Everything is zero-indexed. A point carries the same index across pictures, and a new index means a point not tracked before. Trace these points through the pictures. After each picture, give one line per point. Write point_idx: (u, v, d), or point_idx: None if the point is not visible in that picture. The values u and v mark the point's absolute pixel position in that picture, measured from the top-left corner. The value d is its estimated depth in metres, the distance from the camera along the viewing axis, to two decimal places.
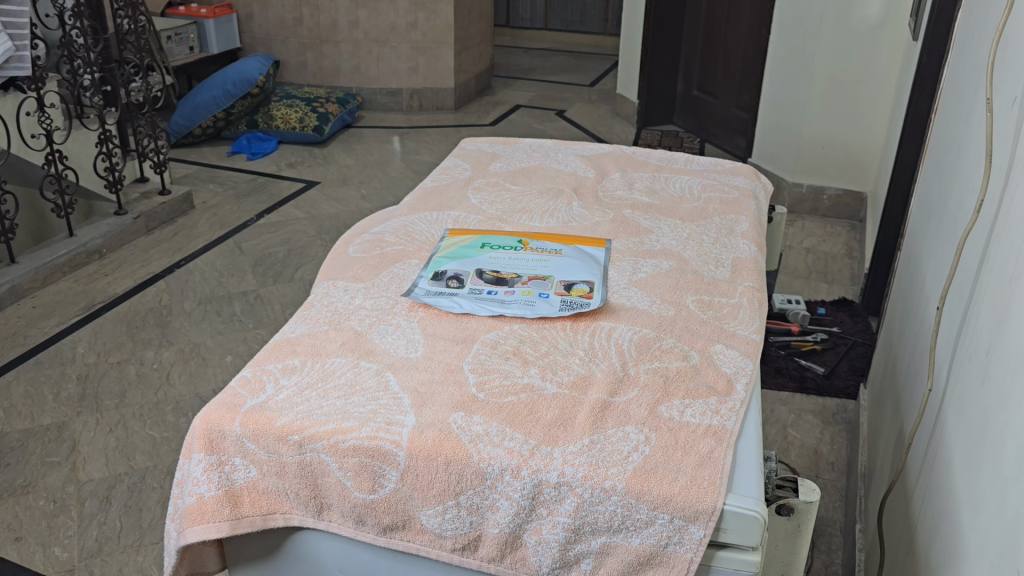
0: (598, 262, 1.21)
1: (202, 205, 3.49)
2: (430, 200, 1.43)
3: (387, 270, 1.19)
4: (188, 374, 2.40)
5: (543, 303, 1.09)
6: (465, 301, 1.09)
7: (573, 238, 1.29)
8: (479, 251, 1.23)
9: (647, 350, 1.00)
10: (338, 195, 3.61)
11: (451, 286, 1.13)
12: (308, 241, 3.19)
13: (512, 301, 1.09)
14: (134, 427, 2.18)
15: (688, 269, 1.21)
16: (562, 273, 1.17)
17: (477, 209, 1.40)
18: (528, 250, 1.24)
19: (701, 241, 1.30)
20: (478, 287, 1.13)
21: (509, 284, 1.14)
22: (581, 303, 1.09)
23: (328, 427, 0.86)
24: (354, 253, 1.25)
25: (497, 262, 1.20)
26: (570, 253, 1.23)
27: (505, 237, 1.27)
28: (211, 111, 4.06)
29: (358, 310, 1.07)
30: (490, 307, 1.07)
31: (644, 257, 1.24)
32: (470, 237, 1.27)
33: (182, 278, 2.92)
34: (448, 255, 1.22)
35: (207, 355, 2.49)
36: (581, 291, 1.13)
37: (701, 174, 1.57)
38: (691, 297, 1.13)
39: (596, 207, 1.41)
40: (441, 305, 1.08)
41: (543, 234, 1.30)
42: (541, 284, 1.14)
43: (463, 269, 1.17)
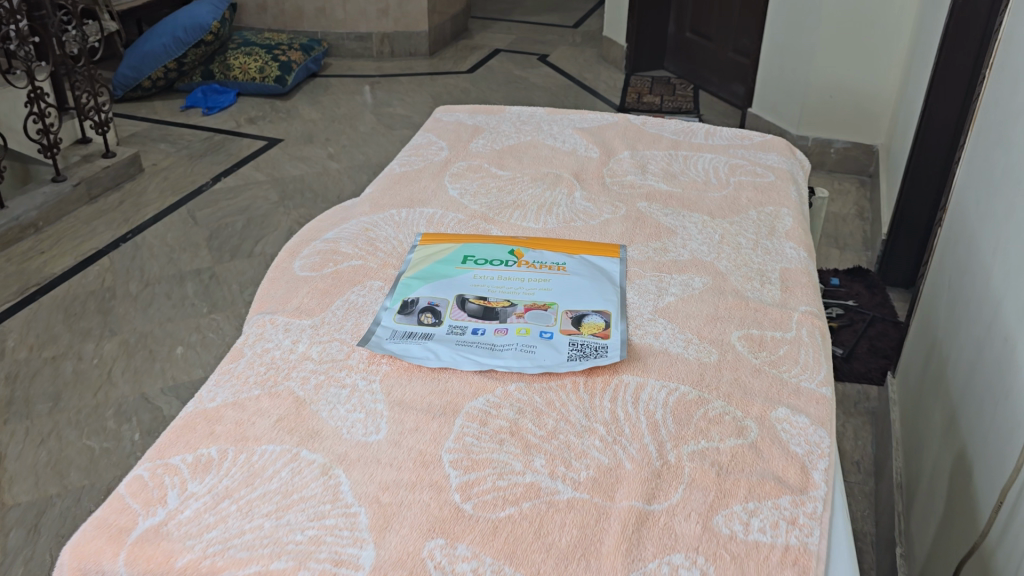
0: (612, 281, 0.95)
1: (152, 168, 3.18)
2: (397, 193, 1.15)
3: (340, 297, 0.92)
4: (132, 371, 2.14)
5: (546, 349, 0.83)
6: (443, 348, 0.82)
7: (578, 245, 1.03)
8: (459, 269, 0.96)
9: (688, 422, 0.74)
10: (303, 154, 3.31)
11: (424, 323, 0.87)
12: (270, 208, 2.90)
13: (507, 345, 0.83)
14: (69, 436, 1.93)
15: (727, 288, 0.95)
16: (568, 301, 0.91)
17: (456, 204, 1.12)
18: (523, 265, 0.97)
19: (738, 246, 1.04)
20: (460, 325, 0.87)
21: (501, 318, 0.88)
22: (597, 349, 0.83)
23: (251, 570, 0.60)
24: (301, 272, 0.98)
25: (483, 285, 0.93)
26: (575, 269, 0.97)
27: (492, 247, 1.01)
28: (161, 61, 3.71)
29: (300, 364, 0.81)
30: (478, 356, 0.81)
31: (670, 272, 0.97)
32: (447, 249, 1.01)
33: (128, 254, 2.63)
34: (419, 274, 0.95)
35: (155, 348, 2.22)
36: (594, 327, 0.86)
37: (726, 151, 1.30)
38: (737, 333, 0.87)
39: (603, 198, 1.14)
40: (413, 355, 0.81)
41: (538, 239, 1.03)
42: (542, 318, 0.88)
43: (439, 297, 0.91)
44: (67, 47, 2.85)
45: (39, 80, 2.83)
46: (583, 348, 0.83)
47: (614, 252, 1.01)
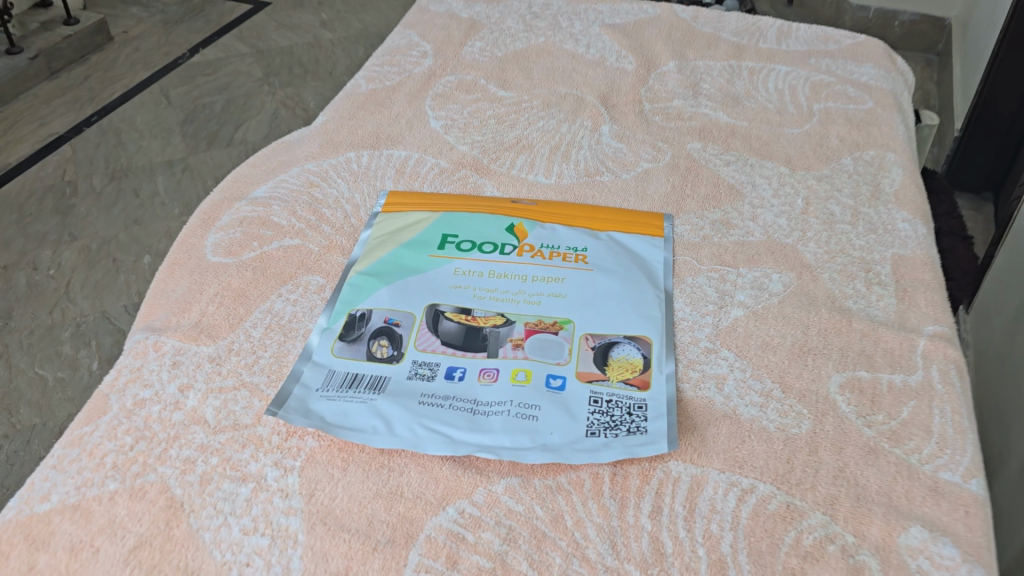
0: (654, 279, 0.66)
1: (121, 36, 2.80)
2: (360, 125, 0.84)
3: (260, 307, 0.64)
4: (92, 285, 1.85)
5: (554, 411, 0.55)
6: (400, 409, 0.55)
7: (606, 213, 0.73)
8: (433, 259, 0.67)
9: (772, 564, 0.48)
10: (292, 21, 2.92)
11: (374, 361, 0.59)
12: (253, 87, 2.55)
13: (495, 404, 0.56)
14: (18, 363, 1.67)
15: (821, 295, 0.65)
16: (590, 317, 0.62)
17: (437, 145, 0.81)
18: (527, 252, 0.68)
19: (830, 218, 0.72)
20: (428, 361, 0.59)
21: (490, 349, 0.60)
22: (628, 417, 0.55)
23: None
24: (212, 257, 0.69)
25: (466, 287, 0.65)
26: (601, 257, 0.68)
27: (482, 219, 0.71)
28: None
29: (184, 437, 0.55)
30: (452, 427, 0.54)
31: (737, 265, 0.68)
32: (420, 221, 0.71)
33: (93, 141, 2.31)
34: (375, 268, 0.67)
35: (120, 257, 1.93)
36: (625, 369, 0.58)
37: (806, 60, 0.96)
38: (839, 380, 0.59)
39: (640, 134, 0.82)
40: (354, 424, 0.54)
41: (548, 205, 0.74)
42: (550, 349, 0.60)
43: (401, 311, 0.62)
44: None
45: None
46: (608, 411, 0.55)
47: (656, 226, 0.71)
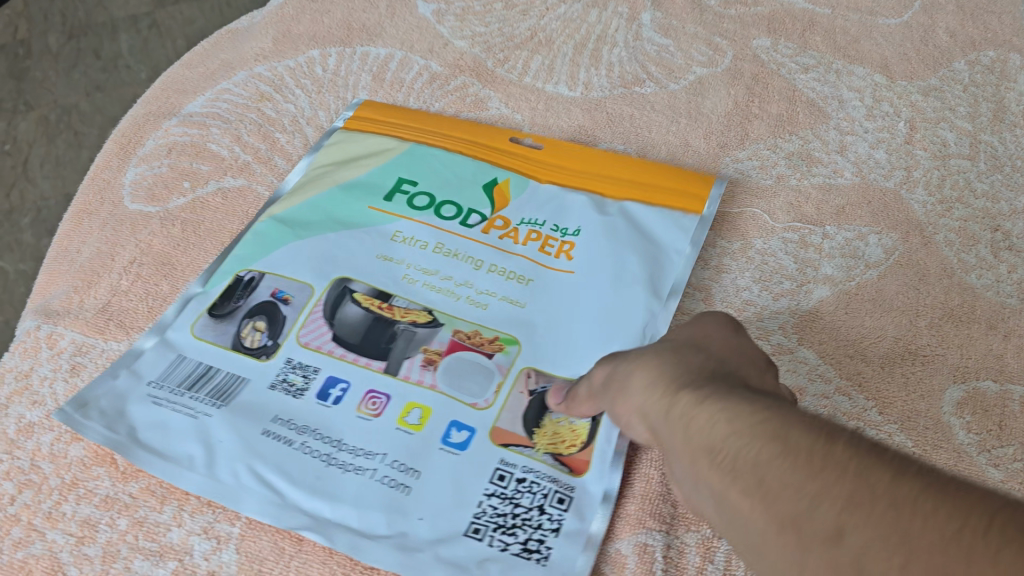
0: (657, 289, 0.48)
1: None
2: (327, 9, 0.65)
3: (189, 282, 0.49)
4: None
5: (440, 480, 0.40)
6: (234, 438, 0.41)
7: (627, 171, 0.54)
8: (372, 212, 0.51)
9: None
10: None
11: (240, 357, 0.45)
12: None
13: (363, 456, 0.41)
14: None
15: (934, 267, 0.50)
16: (543, 343, 0.46)
17: (426, 40, 0.63)
18: (498, 226, 0.51)
19: (944, 151, 0.56)
20: (305, 364, 0.44)
21: (392, 362, 0.45)
22: (537, 516, 0.40)
23: None
24: (130, 204, 0.53)
25: (396, 262, 0.49)
26: (592, 248, 0.50)
27: (460, 162, 0.54)
28: None
29: (84, 485, 0.40)
30: (291, 484, 0.40)
31: (823, 223, 0.52)
32: (377, 152, 0.55)
33: None
34: (296, 215, 0.51)
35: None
36: (558, 440, 0.42)
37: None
38: (958, 395, 0.44)
39: (692, 26, 0.63)
40: (168, 448, 0.41)
41: (554, 151, 0.55)
42: (464, 393, 0.44)
43: (297, 283, 0.48)
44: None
45: None
46: (511, 499, 0.40)
47: (695, 199, 0.52)
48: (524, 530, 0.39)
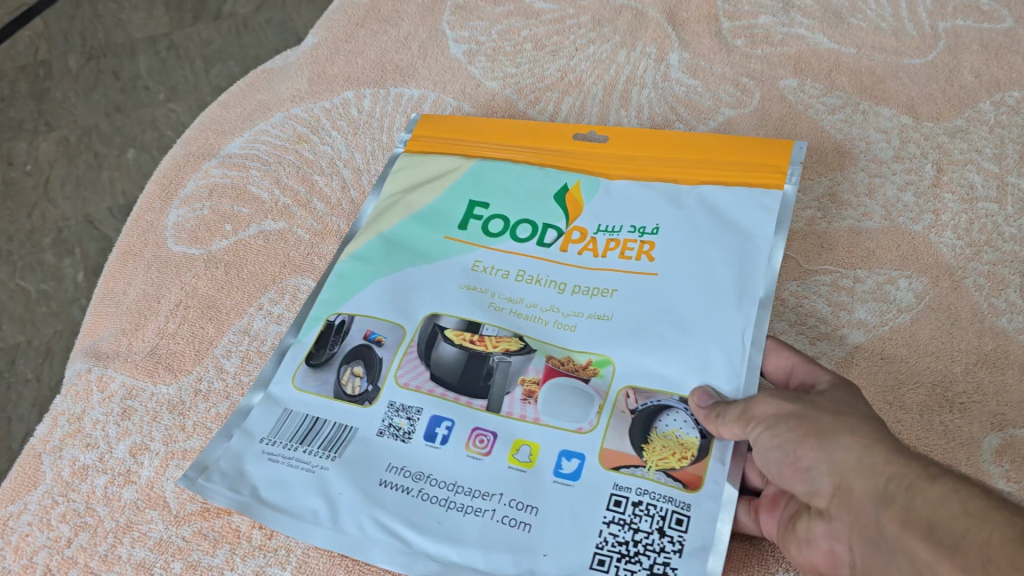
0: (752, 271, 0.48)
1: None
2: (360, 51, 0.66)
3: (234, 325, 0.51)
4: (75, 183, 1.20)
5: (559, 511, 0.42)
6: (353, 486, 0.43)
7: (702, 152, 0.54)
8: (448, 242, 0.53)
9: None
10: None
11: (341, 407, 0.47)
12: None
13: (480, 495, 0.43)
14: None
15: (966, 311, 0.50)
16: (640, 350, 0.46)
17: (456, 81, 0.64)
18: (574, 240, 0.52)
19: (970, 194, 0.56)
20: (407, 407, 0.46)
21: (493, 403, 0.46)
22: (660, 540, 0.41)
23: None
24: (173, 246, 0.56)
25: (481, 291, 0.50)
26: (675, 240, 0.50)
27: (528, 178, 0.56)
28: None
29: (136, 528, 0.44)
30: (416, 528, 0.42)
31: (854, 266, 0.53)
32: (444, 174, 0.57)
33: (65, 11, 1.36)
34: (374, 250, 0.53)
35: (105, 148, 1.22)
36: (669, 456, 0.43)
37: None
38: (996, 443, 0.45)
39: (718, 66, 0.64)
40: (295, 501, 0.43)
41: (619, 143, 0.56)
42: (567, 417, 0.45)
43: (386, 323, 0.50)
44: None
45: None
46: (631, 525, 0.41)
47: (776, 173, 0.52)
48: (648, 555, 0.40)
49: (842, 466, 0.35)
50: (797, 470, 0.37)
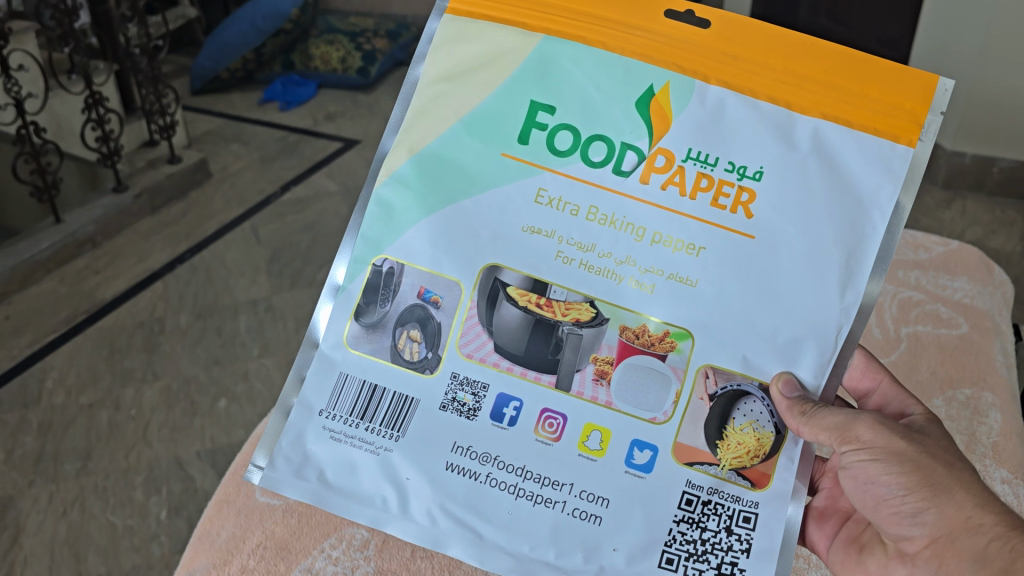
0: (855, 253, 0.55)
1: (220, 173, 2.39)
2: None
3: (301, 564, 0.64)
4: (170, 427, 1.49)
5: (623, 507, 0.56)
6: (419, 473, 0.57)
7: (813, 73, 0.55)
8: (508, 162, 0.57)
9: None
10: (379, 110, 2.80)
11: (406, 364, 0.58)
12: (342, 225, 2.11)
13: (550, 487, 0.56)
14: (93, 509, 1.34)
15: None
16: (723, 330, 0.56)
17: None
18: (657, 168, 0.56)
19: None
20: (472, 380, 0.57)
21: (563, 377, 0.57)
22: (726, 538, 0.57)
23: None
24: (259, 496, 0.70)
25: (546, 234, 0.56)
26: (770, 193, 0.55)
27: (601, 74, 0.56)
28: (240, 52, 2.88)
29: None
30: (482, 517, 0.56)
31: None
32: (506, 54, 0.57)
33: (182, 278, 1.90)
34: (429, 169, 0.58)
35: (200, 396, 1.55)
36: (743, 453, 0.57)
37: (895, 272, 1.13)
38: None
39: None
40: (363, 488, 0.57)
41: (722, 37, 0.56)
42: (635, 400, 0.57)
43: (440, 279, 0.58)
44: (128, 40, 2.13)
45: (97, 83, 2.13)
46: (700, 524, 0.57)
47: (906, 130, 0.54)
48: (716, 555, 0.56)
49: (951, 522, 0.53)
50: (898, 513, 0.56)
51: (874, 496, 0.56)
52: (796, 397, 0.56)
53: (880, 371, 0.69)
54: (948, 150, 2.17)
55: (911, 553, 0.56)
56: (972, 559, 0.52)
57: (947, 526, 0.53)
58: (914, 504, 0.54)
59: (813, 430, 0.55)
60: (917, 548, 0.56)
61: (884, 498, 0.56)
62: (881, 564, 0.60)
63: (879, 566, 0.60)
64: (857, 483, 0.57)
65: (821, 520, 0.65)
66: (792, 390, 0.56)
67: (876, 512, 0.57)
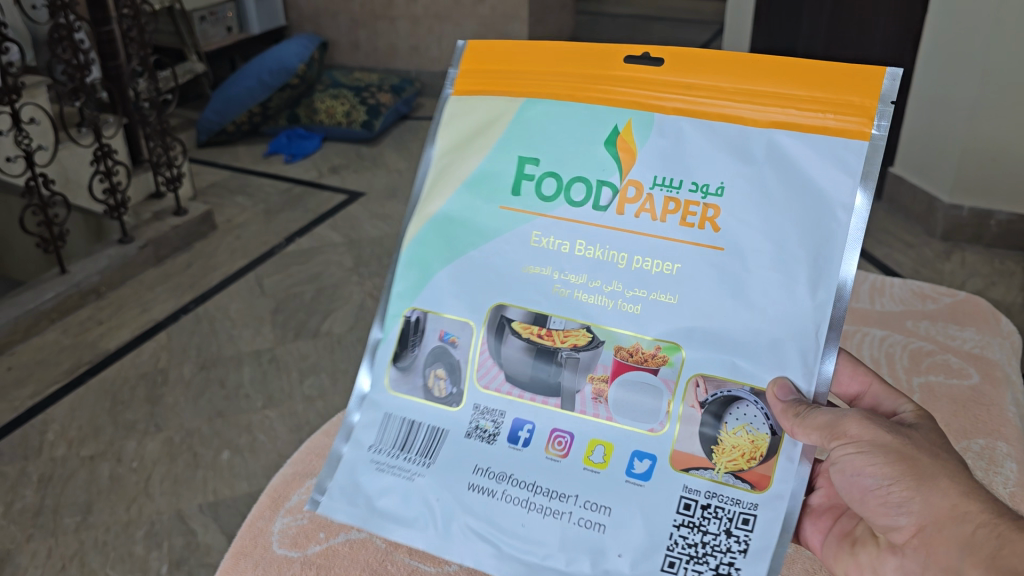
0: (825, 251, 0.55)
1: (225, 225, 2.41)
2: None
3: None
4: (172, 480, 1.47)
5: (625, 511, 0.57)
6: (447, 494, 0.59)
7: (758, 91, 0.57)
8: (503, 212, 0.61)
9: None
10: (382, 163, 2.83)
11: (436, 396, 0.63)
12: (346, 277, 2.12)
13: (558, 500, 0.58)
14: (94, 564, 1.31)
15: None
16: (709, 340, 0.57)
17: None
18: (630, 199, 0.59)
19: None
20: (490, 408, 0.61)
21: (566, 399, 0.60)
22: (726, 539, 0.56)
23: None
24: (277, 548, 0.76)
25: (543, 271, 0.60)
26: (735, 208, 0.56)
27: (576, 122, 0.61)
28: (245, 105, 2.90)
29: None
30: (503, 531, 0.58)
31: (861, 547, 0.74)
32: (495, 119, 0.63)
33: (186, 329, 1.91)
34: (441, 226, 0.63)
35: (203, 449, 1.54)
36: (739, 456, 0.57)
37: (905, 324, 1.23)
38: None
39: None
40: (404, 513, 0.60)
41: (675, 74, 0.59)
42: (636, 412, 0.59)
43: (457, 321, 0.63)
44: (138, 95, 2.15)
45: (107, 137, 2.15)
46: (700, 527, 0.56)
47: (857, 120, 0.55)
48: (715, 556, 0.55)
49: (937, 512, 0.53)
50: (884, 502, 0.56)
51: (860, 489, 0.56)
52: (791, 400, 0.55)
53: (869, 373, 0.67)
54: (945, 203, 2.19)
55: (900, 544, 0.56)
56: (960, 547, 0.52)
57: (934, 514, 0.53)
58: (899, 494, 0.55)
59: (805, 431, 0.54)
60: (905, 539, 0.55)
61: (871, 489, 0.56)
62: (872, 556, 0.59)
63: (869, 558, 0.59)
64: (844, 476, 0.57)
65: (816, 515, 0.65)
66: (788, 393, 0.55)
67: (863, 504, 0.57)
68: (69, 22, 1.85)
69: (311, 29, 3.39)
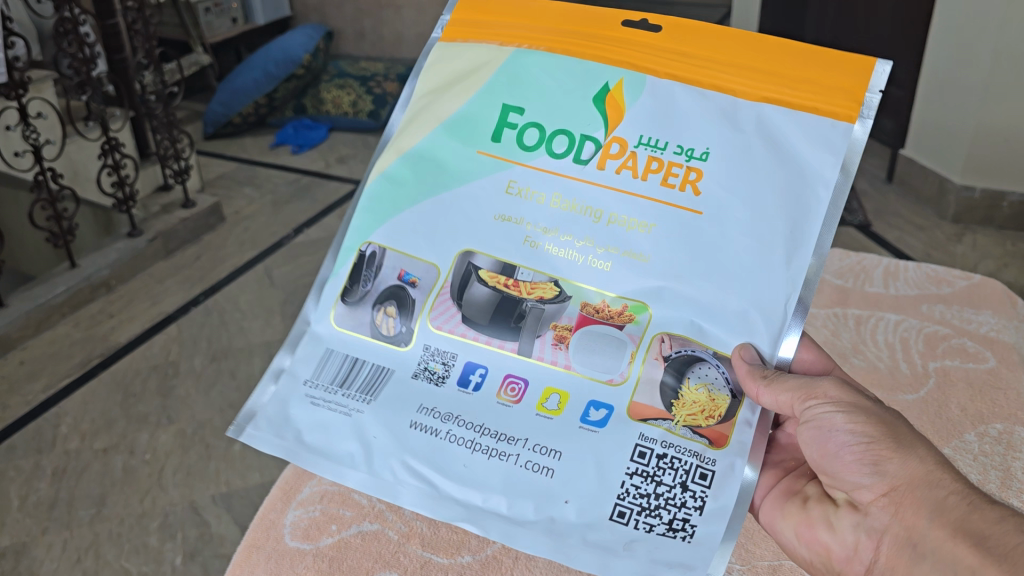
0: (801, 224, 0.61)
1: (233, 217, 2.40)
2: None
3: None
4: (185, 472, 1.47)
5: (575, 457, 0.61)
6: (384, 431, 0.64)
7: (751, 60, 0.63)
8: (478, 157, 0.67)
9: None
10: None
11: (384, 329, 0.67)
12: None
13: (506, 445, 0.62)
14: (108, 556, 1.32)
15: None
16: (678, 296, 0.63)
17: None
18: (613, 154, 0.65)
19: None
20: (443, 352, 0.66)
21: (524, 343, 0.65)
22: (681, 493, 0.61)
23: None
24: (290, 540, 0.90)
25: (514, 221, 0.66)
26: (717, 172, 0.62)
27: (565, 74, 0.66)
28: (252, 96, 2.89)
29: None
30: (442, 470, 0.62)
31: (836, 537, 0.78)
32: (479, 70, 0.69)
33: (197, 320, 1.91)
34: (417, 165, 0.69)
35: (214, 440, 1.54)
36: (698, 412, 0.62)
37: (920, 307, 1.22)
38: None
39: None
40: (334, 448, 0.64)
41: (668, 47, 0.65)
42: (594, 367, 0.64)
43: (424, 264, 0.67)
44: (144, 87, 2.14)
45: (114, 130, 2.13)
46: (653, 478, 0.61)
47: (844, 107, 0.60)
48: (669, 510, 0.60)
49: (915, 476, 0.57)
50: (861, 462, 0.59)
51: (835, 445, 0.60)
52: (754, 365, 0.61)
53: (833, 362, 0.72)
54: (957, 184, 2.17)
55: (865, 502, 0.59)
56: (930, 508, 0.55)
57: (909, 475, 0.57)
58: (878, 453, 0.58)
59: (773, 390, 0.60)
60: (873, 497, 0.59)
61: (847, 444, 0.59)
62: (825, 511, 0.63)
63: (822, 511, 0.63)
64: (819, 432, 0.61)
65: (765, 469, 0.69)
66: (752, 359, 0.62)
67: (836, 460, 0.60)
68: (74, 15, 1.83)
69: (315, 19, 3.37)
